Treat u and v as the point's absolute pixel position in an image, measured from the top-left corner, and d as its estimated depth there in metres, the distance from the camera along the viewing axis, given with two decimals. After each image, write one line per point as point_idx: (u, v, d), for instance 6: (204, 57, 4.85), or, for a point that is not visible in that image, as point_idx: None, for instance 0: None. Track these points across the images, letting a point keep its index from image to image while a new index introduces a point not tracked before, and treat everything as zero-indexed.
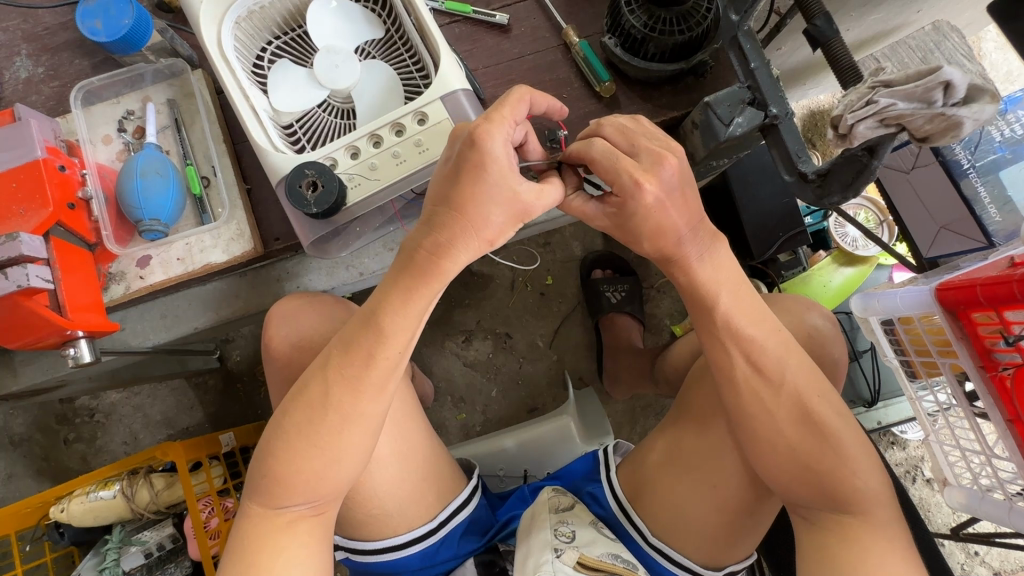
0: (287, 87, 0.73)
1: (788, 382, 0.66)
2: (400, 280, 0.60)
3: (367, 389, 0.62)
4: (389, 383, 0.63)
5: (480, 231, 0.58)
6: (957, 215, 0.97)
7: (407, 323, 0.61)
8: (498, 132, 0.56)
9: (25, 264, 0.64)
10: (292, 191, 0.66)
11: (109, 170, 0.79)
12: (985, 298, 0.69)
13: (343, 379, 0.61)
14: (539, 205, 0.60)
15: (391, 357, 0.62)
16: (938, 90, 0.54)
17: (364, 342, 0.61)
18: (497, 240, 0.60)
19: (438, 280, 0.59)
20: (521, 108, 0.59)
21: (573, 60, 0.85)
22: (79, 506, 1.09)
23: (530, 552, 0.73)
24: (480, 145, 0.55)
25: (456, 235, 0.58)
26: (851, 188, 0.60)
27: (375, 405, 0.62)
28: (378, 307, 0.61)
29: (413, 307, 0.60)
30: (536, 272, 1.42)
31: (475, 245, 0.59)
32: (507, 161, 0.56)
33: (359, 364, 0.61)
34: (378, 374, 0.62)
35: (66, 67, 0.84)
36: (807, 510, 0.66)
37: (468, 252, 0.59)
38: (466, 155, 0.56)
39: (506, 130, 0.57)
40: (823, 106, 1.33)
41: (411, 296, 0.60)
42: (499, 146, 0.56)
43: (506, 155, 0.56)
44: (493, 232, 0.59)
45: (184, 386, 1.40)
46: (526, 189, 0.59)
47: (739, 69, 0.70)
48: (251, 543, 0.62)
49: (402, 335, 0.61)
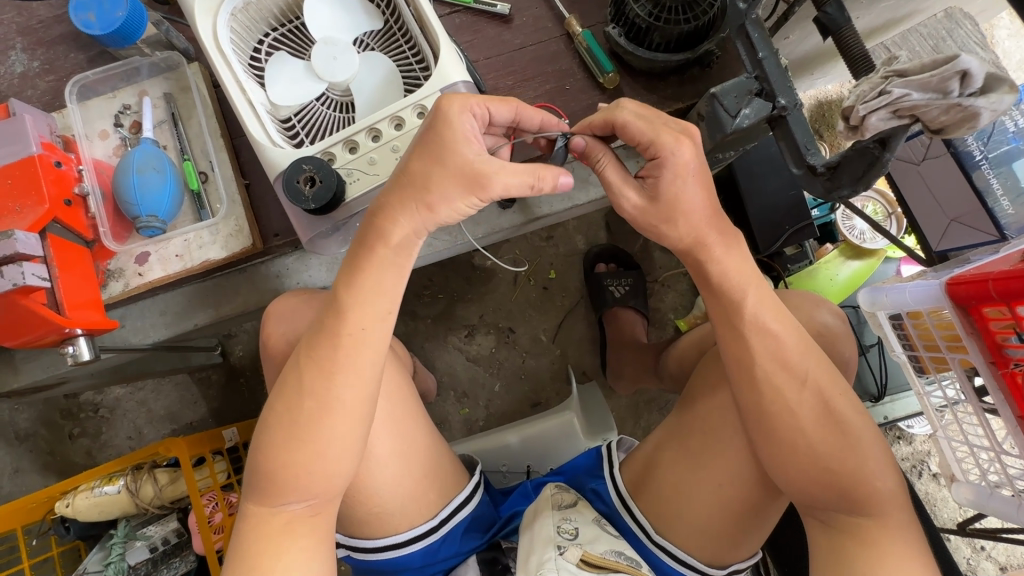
0: (284, 80, 0.72)
1: (793, 379, 0.65)
2: (358, 255, 0.61)
3: (341, 373, 0.61)
4: (363, 367, 0.62)
5: (425, 197, 0.59)
6: (969, 208, 0.95)
7: (369, 296, 0.61)
8: (460, 101, 0.59)
9: (20, 262, 0.63)
10: (289, 186, 0.65)
11: (106, 165, 0.78)
12: (997, 292, 0.67)
13: (316, 364, 0.61)
14: (493, 177, 0.58)
15: (356, 335, 0.61)
16: (954, 80, 0.52)
17: (331, 326, 0.62)
18: (438, 208, 0.60)
19: (383, 243, 0.61)
20: (499, 110, 0.61)
21: (576, 51, 0.83)
22: (85, 501, 1.10)
23: (533, 549, 0.73)
24: (436, 109, 0.58)
25: (402, 204, 0.60)
26: (861, 181, 0.59)
27: (349, 390, 0.62)
28: (347, 290, 0.61)
29: (371, 281, 0.61)
30: (539, 266, 1.41)
31: (416, 212, 0.60)
32: (464, 128, 0.58)
33: (328, 348, 0.61)
34: (346, 355, 0.61)
35: (61, 61, 0.83)
36: (825, 512, 0.65)
37: (411, 221, 0.60)
38: (428, 121, 0.59)
39: (470, 102, 0.59)
40: (830, 96, 1.31)
41: (366, 267, 0.61)
42: (455, 110, 0.58)
43: (462, 121, 0.58)
44: (437, 200, 0.59)
45: (187, 381, 1.40)
46: (478, 156, 0.58)
47: (747, 59, 0.68)
48: (250, 545, 0.62)
49: (367, 313, 0.61)
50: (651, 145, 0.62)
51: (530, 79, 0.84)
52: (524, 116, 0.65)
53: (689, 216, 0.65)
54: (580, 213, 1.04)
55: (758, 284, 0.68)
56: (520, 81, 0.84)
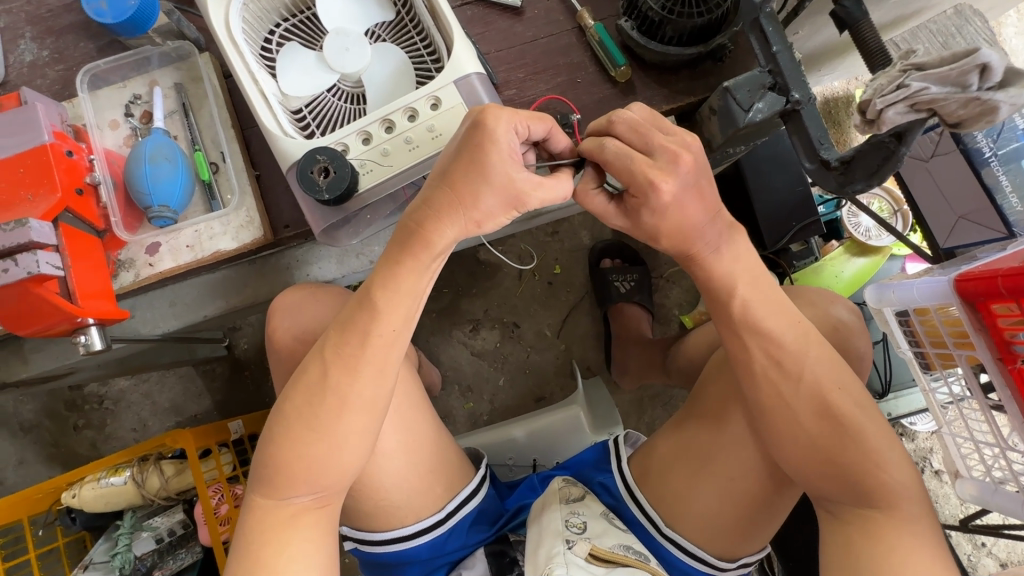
0: (296, 70, 0.71)
1: (815, 372, 0.65)
2: (391, 257, 0.61)
3: (365, 370, 0.61)
4: (388, 364, 0.62)
5: (469, 210, 0.60)
6: (976, 206, 0.95)
7: (401, 298, 0.61)
8: (506, 119, 0.58)
9: (34, 250, 0.63)
10: (303, 177, 0.65)
11: (117, 155, 0.78)
12: (1006, 289, 0.67)
13: (339, 360, 0.61)
14: (534, 196, 0.61)
15: (386, 334, 0.61)
16: (973, 74, 0.52)
17: (358, 321, 0.61)
18: (484, 223, 0.62)
19: (426, 250, 0.60)
20: (539, 130, 0.61)
21: (588, 44, 0.83)
22: (91, 492, 1.10)
23: (541, 542, 0.73)
24: (486, 126, 0.57)
25: (445, 211, 0.60)
26: (875, 175, 0.61)
27: (373, 386, 0.62)
28: (373, 288, 0.61)
29: (405, 282, 0.61)
30: (545, 262, 1.41)
31: (462, 225, 0.61)
32: (506, 144, 0.58)
33: (355, 344, 0.61)
34: (373, 353, 0.61)
35: (71, 50, 0.82)
36: (836, 504, 0.65)
37: (455, 229, 0.61)
38: (469, 133, 0.59)
39: (514, 121, 0.59)
40: (838, 93, 1.31)
41: (400, 271, 0.61)
42: (502, 129, 0.58)
43: (507, 140, 0.59)
44: (483, 215, 0.61)
45: (192, 373, 1.41)
46: (523, 178, 0.60)
47: (760, 53, 0.68)
48: (255, 537, 0.62)
49: (395, 312, 0.61)
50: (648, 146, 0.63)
51: (541, 72, 0.83)
52: (555, 138, 0.65)
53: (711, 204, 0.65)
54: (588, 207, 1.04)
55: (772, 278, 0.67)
56: (532, 74, 0.84)
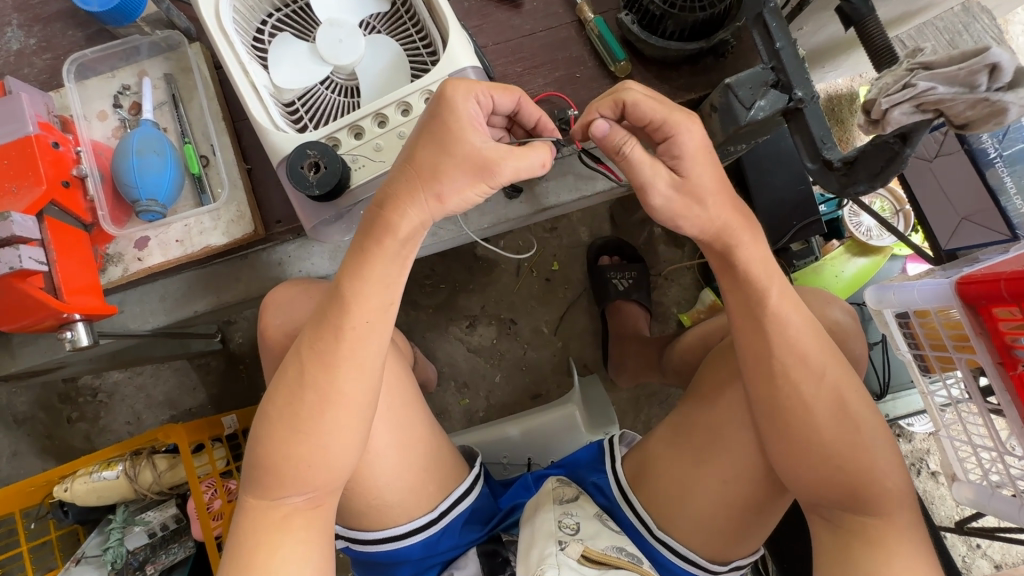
0: (289, 63, 0.70)
1: (809, 373, 0.64)
2: (359, 248, 0.60)
3: (344, 366, 0.60)
4: (367, 359, 0.61)
5: (432, 187, 0.57)
6: (980, 207, 0.94)
7: (374, 287, 0.60)
8: (465, 89, 0.58)
9: (17, 245, 0.61)
10: (293, 172, 0.63)
11: (105, 147, 0.77)
12: (1009, 293, 0.66)
13: (318, 357, 0.60)
14: (502, 164, 0.57)
15: (360, 326, 0.60)
16: (982, 74, 0.50)
17: (332, 316, 0.60)
18: (449, 199, 0.58)
19: (390, 235, 0.59)
20: (504, 99, 0.61)
21: (587, 38, 0.81)
22: (83, 486, 1.10)
23: (533, 543, 0.72)
24: (444, 94, 0.57)
25: (407, 191, 0.58)
26: (878, 177, 0.59)
27: (353, 383, 0.61)
28: (353, 284, 0.60)
29: (371, 271, 0.59)
30: (542, 258, 1.40)
31: (425, 202, 0.58)
32: (467, 113, 0.57)
33: (330, 340, 0.60)
34: (350, 347, 0.60)
35: (59, 39, 0.81)
36: (831, 511, 0.64)
37: (420, 209, 0.58)
38: (432, 107, 0.58)
39: (476, 91, 0.58)
40: (841, 91, 1.29)
41: (369, 259, 0.59)
42: (460, 98, 0.57)
43: (466, 109, 0.57)
44: (448, 190, 0.58)
45: (186, 367, 1.39)
46: (487, 147, 0.57)
47: (763, 49, 0.66)
48: (248, 539, 0.61)
49: (370, 304, 0.60)
50: (664, 123, 0.61)
51: (539, 67, 0.82)
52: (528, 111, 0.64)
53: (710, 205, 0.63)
54: (587, 203, 1.03)
55: (774, 281, 0.66)
56: (530, 69, 0.82)
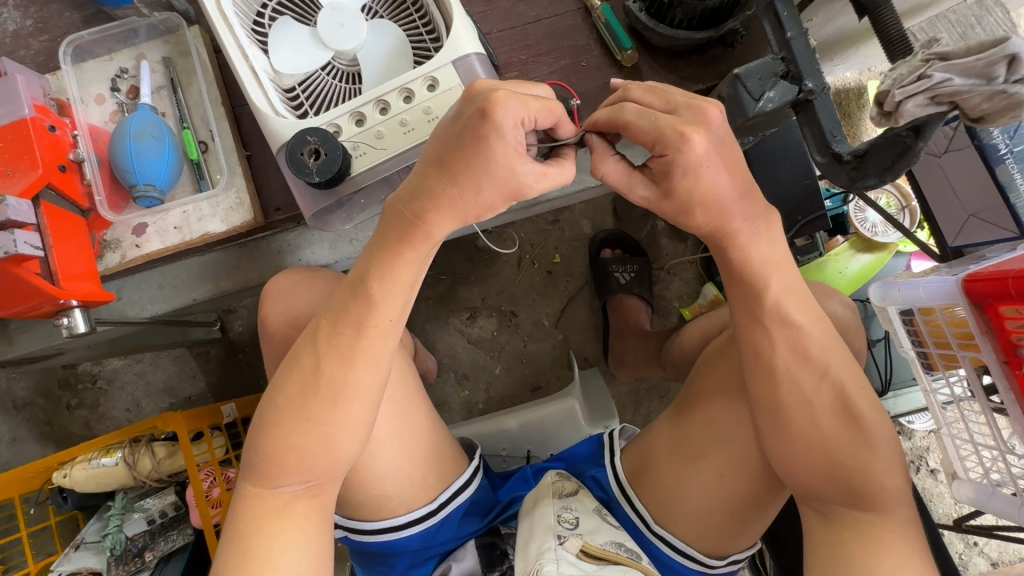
0: (289, 47, 0.68)
1: (817, 368, 0.64)
2: (379, 246, 0.59)
3: (363, 360, 0.60)
4: (383, 354, 0.61)
5: (468, 203, 0.56)
6: (991, 204, 0.91)
7: (397, 290, 0.59)
8: (515, 109, 0.53)
9: (12, 230, 0.60)
10: (293, 159, 0.62)
11: (102, 131, 0.76)
12: (1016, 291, 0.66)
13: (334, 349, 0.59)
14: (536, 187, 0.56)
15: (382, 325, 0.60)
16: (1000, 65, 0.51)
17: (354, 310, 0.59)
18: (484, 216, 0.58)
19: (426, 240, 0.58)
20: (546, 120, 0.55)
21: (594, 26, 0.80)
22: (82, 472, 1.09)
23: (532, 537, 0.72)
24: (489, 115, 0.51)
25: (446, 203, 0.56)
26: (889, 171, 0.57)
27: (366, 376, 0.60)
28: (359, 271, 0.59)
29: (401, 272, 0.59)
30: (544, 250, 1.39)
31: (461, 216, 0.57)
32: (513, 139, 0.53)
33: (351, 334, 0.59)
34: (370, 343, 0.60)
35: (56, 20, 0.79)
36: (822, 503, 0.64)
37: (454, 222, 0.58)
38: (472, 123, 0.52)
39: (523, 112, 0.53)
40: (850, 85, 1.27)
41: (399, 262, 0.58)
42: (509, 123, 0.52)
43: (514, 134, 0.53)
44: (482, 209, 0.57)
45: (186, 355, 1.39)
46: (526, 170, 0.56)
47: (774, 39, 0.65)
48: (245, 526, 0.60)
49: (391, 300, 0.59)
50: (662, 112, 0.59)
51: (544, 55, 0.81)
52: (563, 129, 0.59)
53: None
54: (590, 194, 1.02)
55: (782, 276, 0.65)
56: (535, 57, 0.81)
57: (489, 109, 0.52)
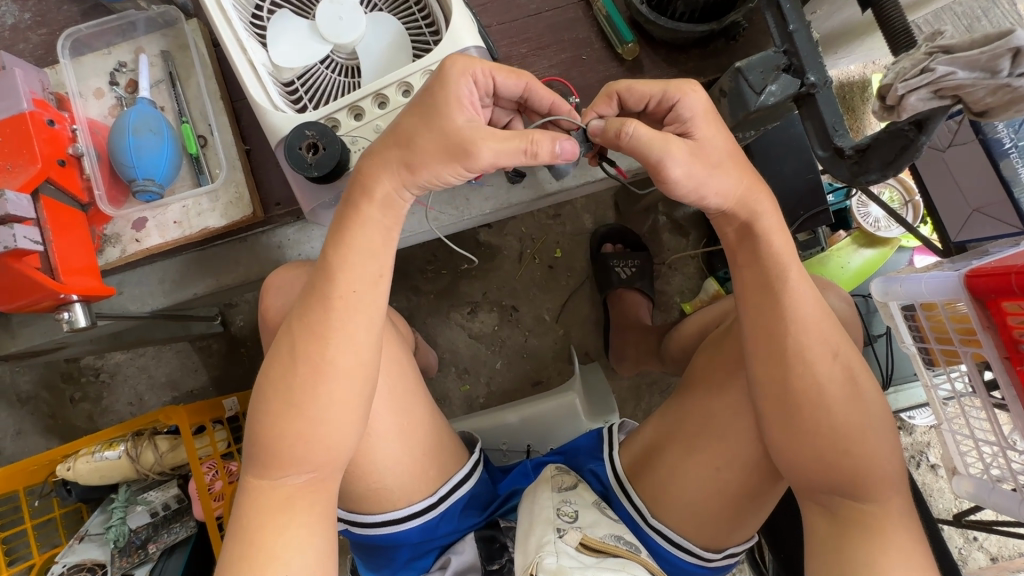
0: (288, 40, 0.68)
1: (813, 351, 0.63)
2: (369, 236, 0.58)
3: (335, 337, 0.59)
4: (358, 331, 0.60)
5: (412, 157, 0.56)
6: (994, 199, 0.91)
7: (357, 256, 0.59)
8: (464, 66, 0.56)
9: (11, 224, 0.61)
10: (291, 153, 0.62)
11: (101, 126, 0.75)
12: (1019, 286, 0.65)
13: (307, 328, 0.60)
14: (478, 142, 0.54)
15: (348, 296, 0.59)
16: (1005, 58, 0.49)
17: (320, 284, 0.59)
18: (419, 169, 0.57)
19: (369, 200, 0.58)
20: (508, 79, 0.59)
21: (595, 19, 0.79)
22: (85, 465, 1.10)
23: (532, 529, 0.72)
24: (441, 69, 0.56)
25: (384, 159, 0.57)
26: (891, 165, 0.59)
27: (344, 356, 0.60)
28: (355, 264, 0.59)
29: (356, 238, 0.59)
30: (545, 245, 1.38)
31: (398, 172, 0.57)
32: (460, 91, 0.56)
33: (319, 310, 0.59)
34: (339, 317, 0.59)
35: (54, 13, 0.79)
36: (827, 496, 0.64)
37: (394, 179, 0.58)
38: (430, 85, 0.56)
39: (474, 68, 0.56)
40: (853, 78, 1.26)
41: (357, 228, 0.59)
42: (455, 74, 0.55)
43: (461, 86, 0.56)
44: (416, 160, 0.56)
45: (188, 349, 1.40)
46: (468, 124, 0.55)
47: (776, 32, 0.64)
48: (249, 519, 0.60)
49: (359, 272, 0.59)
50: (664, 95, 0.60)
51: (545, 48, 0.80)
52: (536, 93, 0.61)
53: (721, 183, 0.61)
54: (592, 189, 1.02)
55: (784, 271, 0.65)
56: (535, 50, 0.80)
57: (444, 65, 0.57)
